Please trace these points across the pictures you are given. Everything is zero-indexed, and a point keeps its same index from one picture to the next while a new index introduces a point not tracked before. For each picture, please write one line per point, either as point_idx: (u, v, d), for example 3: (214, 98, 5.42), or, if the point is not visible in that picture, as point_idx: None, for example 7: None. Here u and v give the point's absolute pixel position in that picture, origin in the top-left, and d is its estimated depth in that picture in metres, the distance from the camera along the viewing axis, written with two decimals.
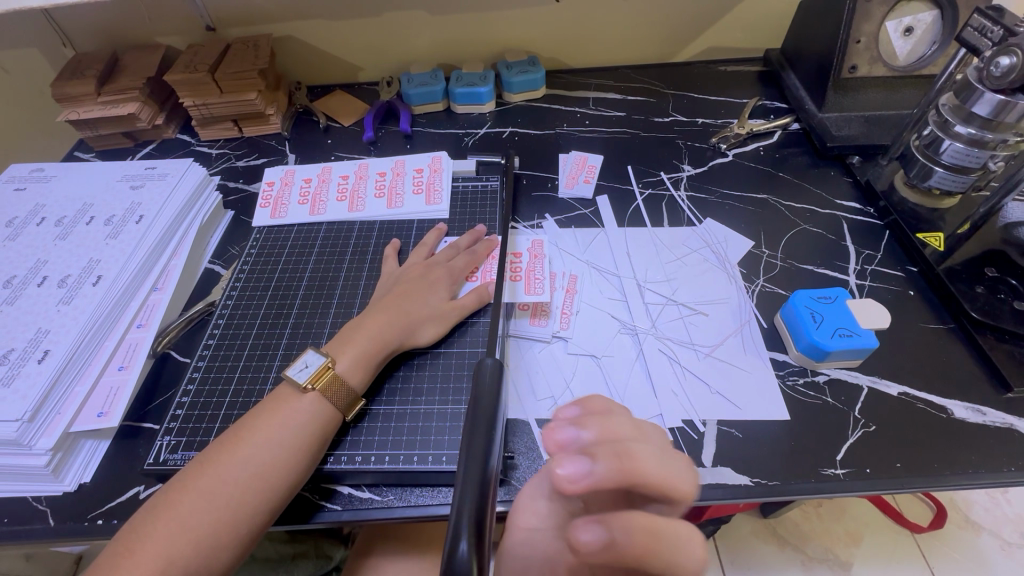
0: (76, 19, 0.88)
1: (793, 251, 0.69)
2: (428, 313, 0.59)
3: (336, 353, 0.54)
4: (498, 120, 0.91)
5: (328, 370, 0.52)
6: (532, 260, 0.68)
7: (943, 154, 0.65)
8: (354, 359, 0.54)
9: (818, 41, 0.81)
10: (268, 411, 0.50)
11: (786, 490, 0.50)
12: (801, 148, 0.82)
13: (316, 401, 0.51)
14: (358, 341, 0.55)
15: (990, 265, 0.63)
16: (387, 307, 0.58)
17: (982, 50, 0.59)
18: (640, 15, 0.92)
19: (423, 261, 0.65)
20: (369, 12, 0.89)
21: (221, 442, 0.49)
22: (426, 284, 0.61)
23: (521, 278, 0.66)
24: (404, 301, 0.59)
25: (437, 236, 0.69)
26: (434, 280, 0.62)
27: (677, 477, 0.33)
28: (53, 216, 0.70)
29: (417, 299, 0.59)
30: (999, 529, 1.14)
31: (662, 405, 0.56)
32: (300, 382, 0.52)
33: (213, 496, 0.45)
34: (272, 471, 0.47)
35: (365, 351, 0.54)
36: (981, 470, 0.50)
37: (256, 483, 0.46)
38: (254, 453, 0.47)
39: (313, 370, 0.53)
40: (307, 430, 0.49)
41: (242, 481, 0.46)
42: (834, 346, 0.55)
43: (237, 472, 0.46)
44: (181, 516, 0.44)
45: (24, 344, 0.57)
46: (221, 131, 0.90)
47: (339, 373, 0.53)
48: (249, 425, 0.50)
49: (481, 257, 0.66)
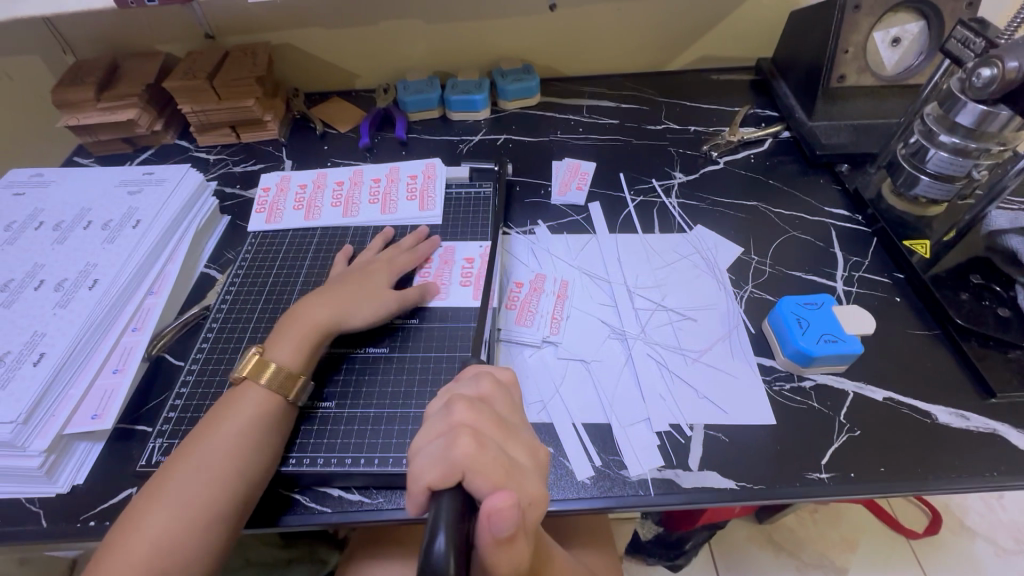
0: (77, 26, 0.89)
1: (782, 257, 0.70)
2: (369, 304, 0.60)
3: (268, 343, 0.56)
4: (493, 128, 0.92)
5: (253, 356, 0.54)
6: (531, 292, 0.67)
7: (929, 163, 0.67)
8: (289, 345, 0.55)
9: (808, 50, 0.82)
10: (220, 412, 0.51)
11: (770, 494, 0.50)
12: (791, 156, 0.83)
13: (257, 391, 0.52)
14: (287, 329, 0.56)
15: (974, 273, 0.64)
16: (324, 295, 0.59)
17: (965, 61, 0.60)
18: (634, 24, 0.93)
19: (367, 261, 0.66)
20: (366, 21, 0.91)
21: (181, 449, 0.49)
22: (364, 277, 0.62)
23: (516, 307, 0.65)
24: (339, 292, 0.60)
25: (384, 239, 0.70)
26: (372, 273, 0.63)
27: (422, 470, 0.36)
28: (51, 221, 0.71)
29: (353, 291, 0.60)
30: (994, 536, 1.14)
31: (650, 410, 0.56)
32: (235, 374, 0.53)
33: (180, 501, 0.46)
34: (234, 469, 0.48)
35: (300, 336, 0.56)
36: (964, 474, 0.51)
37: (216, 483, 0.47)
38: (210, 454, 0.48)
39: (244, 361, 0.54)
40: (258, 426, 0.50)
41: (202, 482, 0.47)
42: (819, 351, 0.56)
43: (200, 475, 0.47)
44: (145, 522, 0.45)
45: (20, 346, 0.58)
46: (219, 137, 0.91)
47: (268, 358, 0.54)
48: (203, 429, 0.50)
49: (422, 260, 0.67)
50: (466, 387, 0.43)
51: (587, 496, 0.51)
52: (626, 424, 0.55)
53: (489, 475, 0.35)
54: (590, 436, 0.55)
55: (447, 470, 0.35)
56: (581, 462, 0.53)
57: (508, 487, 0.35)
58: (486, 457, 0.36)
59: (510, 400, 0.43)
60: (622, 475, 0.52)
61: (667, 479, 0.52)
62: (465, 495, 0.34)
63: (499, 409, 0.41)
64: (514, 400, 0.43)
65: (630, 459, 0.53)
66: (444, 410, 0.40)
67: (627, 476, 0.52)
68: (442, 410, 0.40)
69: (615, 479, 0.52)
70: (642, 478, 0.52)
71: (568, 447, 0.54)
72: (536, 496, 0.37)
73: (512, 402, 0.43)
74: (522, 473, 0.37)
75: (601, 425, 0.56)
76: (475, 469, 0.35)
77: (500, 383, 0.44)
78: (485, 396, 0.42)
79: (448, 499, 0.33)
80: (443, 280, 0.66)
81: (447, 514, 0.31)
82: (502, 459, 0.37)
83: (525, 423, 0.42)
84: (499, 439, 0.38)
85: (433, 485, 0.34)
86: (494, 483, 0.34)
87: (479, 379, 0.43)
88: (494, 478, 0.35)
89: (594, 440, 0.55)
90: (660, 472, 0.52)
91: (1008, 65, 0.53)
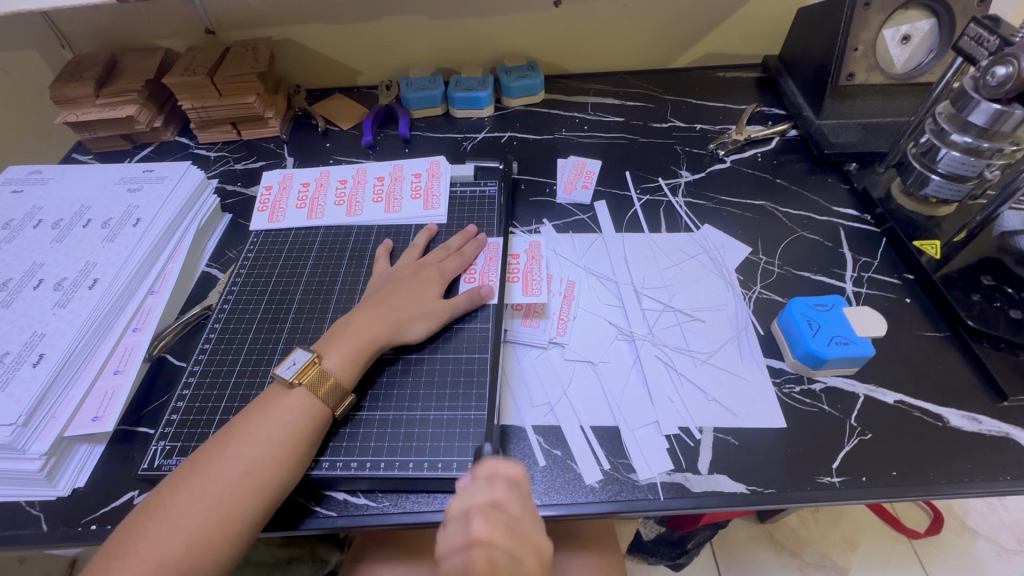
0: (76, 21, 0.88)
1: (790, 257, 0.69)
2: (422, 310, 0.59)
3: (326, 351, 0.54)
4: (497, 125, 0.91)
5: (315, 364, 0.53)
6: (529, 262, 0.69)
7: (940, 162, 0.66)
8: (344, 357, 0.54)
9: (816, 48, 0.81)
10: (258, 409, 0.51)
11: (780, 498, 0.50)
12: (798, 155, 0.82)
13: (306, 397, 0.51)
14: (348, 337, 0.55)
15: (985, 274, 0.63)
16: (379, 304, 0.58)
17: (979, 59, 0.59)
18: (639, 21, 0.92)
19: (415, 261, 0.65)
20: (368, 16, 0.90)
21: (214, 441, 0.49)
22: (418, 283, 0.61)
23: (518, 278, 0.67)
24: (395, 299, 0.59)
25: (427, 236, 0.69)
26: (425, 279, 0.62)
27: None
28: (50, 219, 0.70)
29: (409, 297, 0.59)
30: (995, 535, 1.14)
31: (658, 413, 0.56)
32: (287, 378, 0.52)
33: (204, 495, 0.45)
34: (263, 469, 0.47)
35: (355, 349, 0.55)
36: (977, 478, 0.50)
37: (246, 483, 0.46)
38: (245, 452, 0.47)
39: (300, 366, 0.53)
40: (295, 429, 0.49)
41: (233, 480, 0.46)
42: (831, 353, 0.55)
43: (228, 471, 0.46)
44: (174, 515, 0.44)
45: (19, 347, 0.57)
46: (220, 134, 0.90)
47: (327, 368, 0.53)
48: (239, 424, 0.50)
49: (471, 258, 0.67)
50: (479, 491, 0.43)
51: (595, 500, 0.50)
52: (635, 427, 0.55)
53: None
54: (599, 439, 0.54)
55: None
56: (589, 465, 0.52)
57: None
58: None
59: (523, 500, 0.44)
60: (630, 479, 0.52)
61: (676, 482, 0.51)
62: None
63: (513, 514, 0.42)
64: (525, 498, 0.44)
65: (638, 463, 0.52)
66: (461, 519, 0.42)
67: (636, 480, 0.51)
68: (457, 521, 0.42)
69: (624, 482, 0.51)
70: (651, 482, 0.51)
71: (576, 450, 0.53)
72: None
73: (524, 501, 0.44)
74: None
75: (609, 428, 0.55)
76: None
77: (512, 482, 0.44)
78: (499, 500, 0.43)
79: None
80: (490, 278, 0.65)
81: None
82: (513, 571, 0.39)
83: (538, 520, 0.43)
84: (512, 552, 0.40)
85: None
86: None
87: (495, 481, 0.44)
88: None
89: (602, 442, 0.54)
90: (669, 476, 0.52)
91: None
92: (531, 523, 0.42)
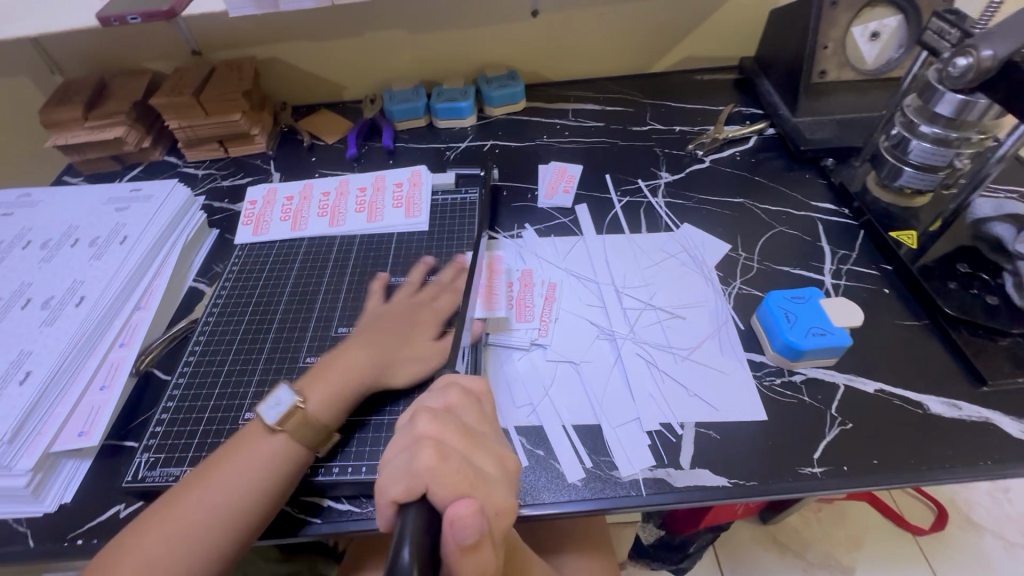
0: (65, 46, 0.90)
1: (769, 253, 0.70)
2: (408, 348, 0.58)
3: (307, 391, 0.54)
4: (479, 134, 0.93)
5: (298, 409, 0.52)
6: (522, 289, 0.67)
7: (911, 154, 0.67)
8: (324, 398, 0.53)
9: (788, 48, 0.83)
10: (235, 451, 0.50)
11: (764, 490, 0.50)
12: (777, 152, 0.83)
13: (285, 443, 0.50)
14: (333, 377, 0.55)
15: (961, 262, 0.64)
16: (367, 342, 0.58)
17: (942, 51, 0.60)
18: (616, 28, 0.94)
19: (414, 292, 0.65)
20: (351, 33, 0.92)
21: (185, 483, 0.48)
22: (409, 321, 0.61)
23: (512, 306, 0.66)
24: (381, 339, 0.59)
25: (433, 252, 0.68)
26: (422, 319, 0.62)
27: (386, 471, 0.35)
28: (38, 239, 0.71)
29: (397, 340, 0.59)
30: (1001, 529, 1.13)
31: (640, 410, 0.56)
32: (269, 422, 0.51)
33: (172, 543, 0.45)
34: (235, 516, 0.47)
35: (340, 388, 0.54)
36: (959, 464, 0.50)
37: (216, 527, 0.46)
38: (214, 496, 0.47)
39: (282, 408, 0.52)
40: (269, 474, 0.49)
41: (201, 526, 0.46)
42: (808, 344, 0.56)
43: (197, 518, 0.46)
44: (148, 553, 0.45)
45: (6, 366, 0.58)
46: (207, 152, 0.92)
47: (308, 412, 0.52)
48: (214, 466, 0.49)
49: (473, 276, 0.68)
50: (431, 399, 0.40)
51: (578, 498, 0.50)
52: (616, 425, 0.55)
53: (452, 483, 0.32)
54: (581, 438, 0.54)
55: (412, 482, 0.32)
56: (572, 464, 0.53)
57: (471, 496, 0.33)
58: (449, 468, 0.33)
59: (480, 409, 0.41)
60: (613, 476, 0.52)
61: (659, 478, 0.51)
62: (430, 506, 0.31)
63: (466, 420, 0.39)
64: (483, 411, 0.41)
65: (621, 459, 0.53)
66: (408, 420, 0.38)
67: (619, 477, 0.52)
68: (407, 421, 0.38)
69: (607, 480, 0.51)
70: (633, 478, 0.51)
71: (558, 449, 0.54)
72: (504, 506, 0.34)
73: (481, 412, 0.41)
74: (489, 486, 0.34)
75: (592, 426, 0.55)
76: (438, 481, 0.32)
77: (470, 394, 0.42)
78: (452, 406, 0.40)
79: (414, 512, 0.30)
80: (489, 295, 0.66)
81: (415, 523, 0.29)
82: (466, 470, 0.34)
83: (497, 434, 0.40)
84: (466, 451, 0.36)
85: (398, 499, 0.32)
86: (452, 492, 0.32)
87: (446, 390, 0.41)
88: (458, 486, 0.32)
89: (584, 441, 0.54)
90: (652, 472, 0.52)
91: (983, 54, 0.53)
92: (486, 426, 0.39)
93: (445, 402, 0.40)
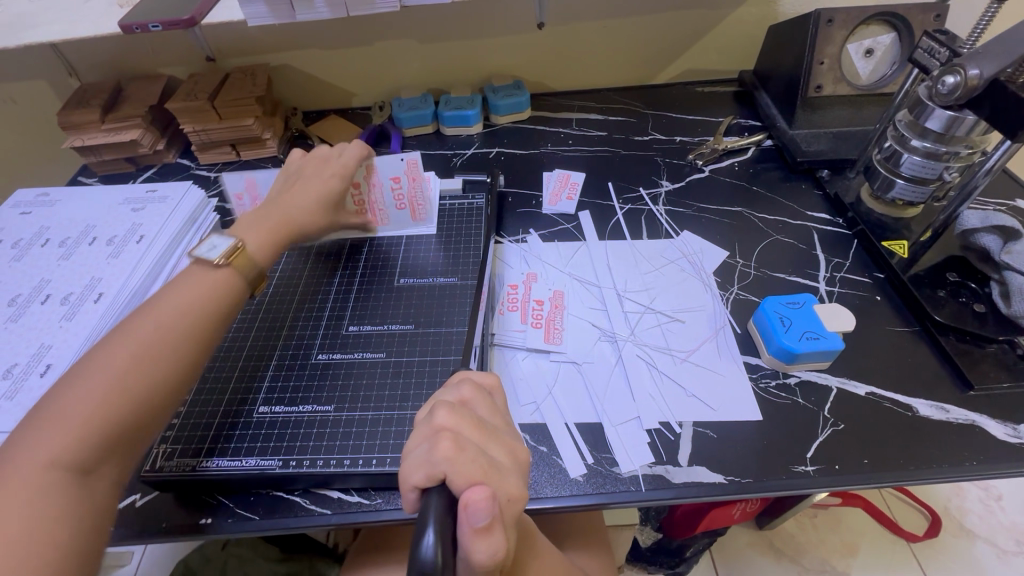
0: (83, 51, 0.93)
1: (766, 260, 0.72)
2: (314, 200, 0.64)
3: (241, 234, 0.57)
4: (485, 141, 0.95)
5: (238, 249, 0.54)
6: (522, 288, 0.70)
7: (903, 167, 0.69)
8: (260, 237, 0.57)
9: (786, 63, 0.86)
10: (180, 283, 0.51)
11: (759, 487, 0.52)
12: (774, 163, 0.86)
13: (229, 278, 0.53)
14: (264, 224, 0.59)
15: (950, 271, 0.67)
16: (275, 207, 0.61)
17: (932, 69, 0.63)
18: (619, 42, 0.97)
19: (319, 156, 0.69)
20: (362, 42, 0.94)
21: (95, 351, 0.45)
22: (309, 177, 0.66)
23: (516, 308, 0.68)
24: (291, 197, 0.63)
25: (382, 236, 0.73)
26: (330, 167, 0.67)
27: (409, 458, 0.36)
28: (57, 238, 0.73)
29: (300, 193, 0.64)
30: (994, 537, 1.15)
31: (640, 409, 0.58)
32: (214, 258, 0.53)
33: (123, 344, 0.45)
34: (182, 326, 0.48)
35: (275, 234, 0.59)
36: (945, 464, 0.52)
37: (168, 331, 0.47)
38: (161, 314, 0.48)
39: (222, 249, 0.54)
40: (213, 293, 0.51)
41: (150, 336, 0.46)
42: (802, 348, 0.58)
43: (145, 329, 0.46)
44: (64, 391, 0.42)
45: (27, 359, 0.59)
46: (219, 155, 0.94)
47: (250, 254, 0.56)
48: (154, 308, 0.48)
49: None
50: (447, 393, 0.42)
51: (579, 493, 0.52)
52: (617, 423, 0.57)
53: (467, 472, 0.34)
54: (583, 436, 0.56)
55: (431, 470, 0.34)
56: (574, 460, 0.55)
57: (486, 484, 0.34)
58: (465, 458, 0.35)
59: (493, 403, 0.43)
60: (613, 472, 0.54)
61: (657, 474, 0.53)
62: (449, 496, 0.33)
63: (480, 412, 0.41)
64: (496, 404, 0.43)
65: (621, 456, 0.55)
66: (428, 413, 0.40)
67: (619, 473, 0.54)
68: (426, 415, 0.40)
69: (607, 475, 0.53)
70: (633, 474, 0.53)
71: (561, 446, 0.56)
72: (516, 494, 0.36)
73: (494, 405, 0.43)
74: (503, 475, 0.36)
75: (593, 424, 0.57)
76: (456, 469, 0.34)
77: (482, 389, 0.43)
78: (467, 400, 0.41)
79: (435, 499, 0.33)
80: (422, 202, 0.78)
81: (435, 513, 0.31)
82: (482, 460, 0.36)
83: (510, 427, 0.41)
84: (482, 442, 0.37)
85: (419, 486, 0.34)
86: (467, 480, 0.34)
87: (461, 384, 0.43)
88: (472, 474, 0.34)
89: (586, 438, 0.56)
90: (651, 469, 0.54)
91: (969, 72, 0.56)
92: (500, 422, 0.41)
93: (460, 396, 0.41)
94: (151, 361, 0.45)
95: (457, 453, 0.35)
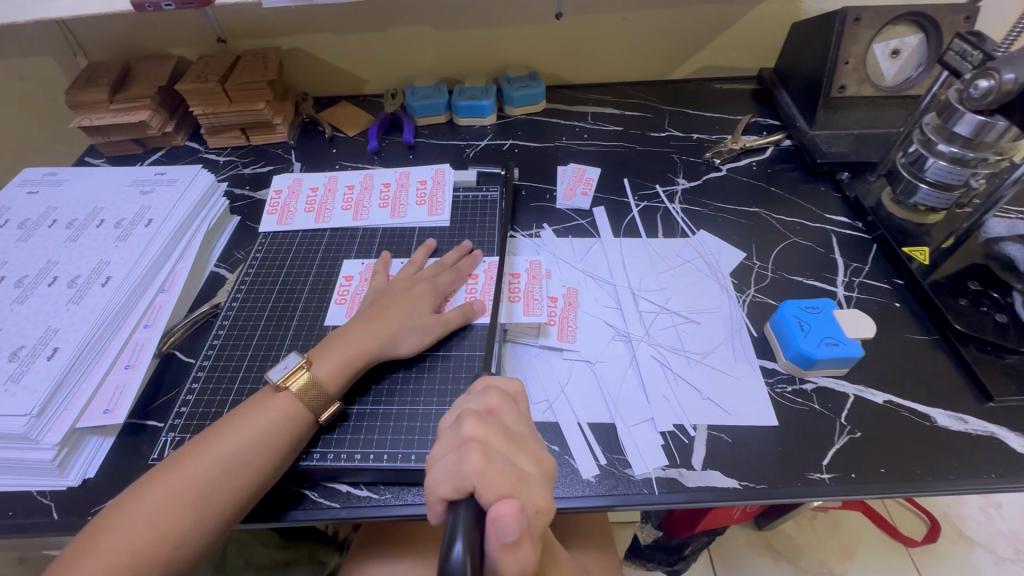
0: (92, 28, 0.91)
1: (782, 263, 0.71)
2: (400, 324, 0.59)
3: (316, 358, 0.55)
4: (498, 133, 0.94)
5: (303, 369, 0.53)
6: (530, 280, 0.68)
7: (928, 171, 0.68)
8: (334, 365, 0.55)
9: (809, 61, 0.84)
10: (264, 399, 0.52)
11: (773, 494, 0.51)
12: (792, 164, 0.85)
13: (291, 402, 0.52)
14: (340, 349, 0.56)
15: (973, 279, 0.65)
16: (371, 318, 0.59)
17: (963, 72, 0.61)
18: (638, 35, 0.95)
19: (410, 276, 0.65)
20: (376, 28, 0.93)
21: (192, 445, 0.49)
22: (410, 298, 0.61)
23: (519, 298, 0.66)
24: (386, 312, 0.59)
25: (426, 252, 0.69)
26: (419, 294, 0.62)
27: (435, 469, 0.36)
28: (64, 219, 0.72)
29: (398, 311, 0.60)
30: (993, 544, 1.15)
31: (653, 410, 0.57)
32: (275, 380, 0.53)
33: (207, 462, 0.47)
34: (252, 457, 0.48)
35: (348, 359, 0.55)
36: (962, 476, 0.52)
37: (240, 462, 0.48)
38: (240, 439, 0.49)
39: (289, 370, 0.54)
40: (287, 424, 0.51)
41: (229, 460, 0.48)
42: (821, 354, 0.57)
43: (226, 452, 0.48)
44: (163, 481, 0.46)
45: (34, 342, 0.59)
46: (228, 139, 0.92)
47: (314, 375, 0.53)
48: (240, 414, 0.51)
49: (422, 181, 0.79)
50: (472, 400, 0.42)
51: (592, 494, 0.52)
52: (631, 424, 0.56)
53: (496, 485, 0.33)
54: (596, 436, 0.56)
55: (458, 482, 0.34)
56: (586, 460, 0.54)
57: (515, 498, 0.34)
58: (494, 471, 0.34)
59: (519, 411, 0.42)
60: (626, 474, 0.53)
61: (671, 478, 0.53)
62: (479, 507, 0.33)
63: (506, 421, 0.40)
64: (521, 411, 0.42)
65: (634, 458, 0.54)
66: (454, 423, 0.39)
67: (632, 475, 0.53)
68: (452, 424, 0.39)
69: (620, 477, 0.53)
70: (646, 477, 0.53)
71: (573, 446, 0.55)
72: (543, 506, 0.36)
73: (522, 414, 0.42)
74: (531, 487, 0.36)
75: (606, 424, 0.57)
76: (485, 481, 0.34)
77: (507, 396, 0.43)
78: (493, 408, 0.41)
79: (463, 510, 0.32)
80: (438, 197, 0.78)
81: (465, 523, 0.31)
82: (511, 473, 0.35)
83: (534, 434, 0.41)
84: (509, 452, 0.37)
85: (447, 497, 0.34)
86: (497, 493, 0.33)
87: (486, 391, 0.42)
88: (502, 487, 0.34)
89: (598, 439, 0.56)
90: (664, 471, 0.53)
91: (1004, 77, 0.54)
92: (527, 433, 0.40)
93: (487, 404, 0.41)
94: (219, 487, 0.47)
95: (486, 465, 0.34)
